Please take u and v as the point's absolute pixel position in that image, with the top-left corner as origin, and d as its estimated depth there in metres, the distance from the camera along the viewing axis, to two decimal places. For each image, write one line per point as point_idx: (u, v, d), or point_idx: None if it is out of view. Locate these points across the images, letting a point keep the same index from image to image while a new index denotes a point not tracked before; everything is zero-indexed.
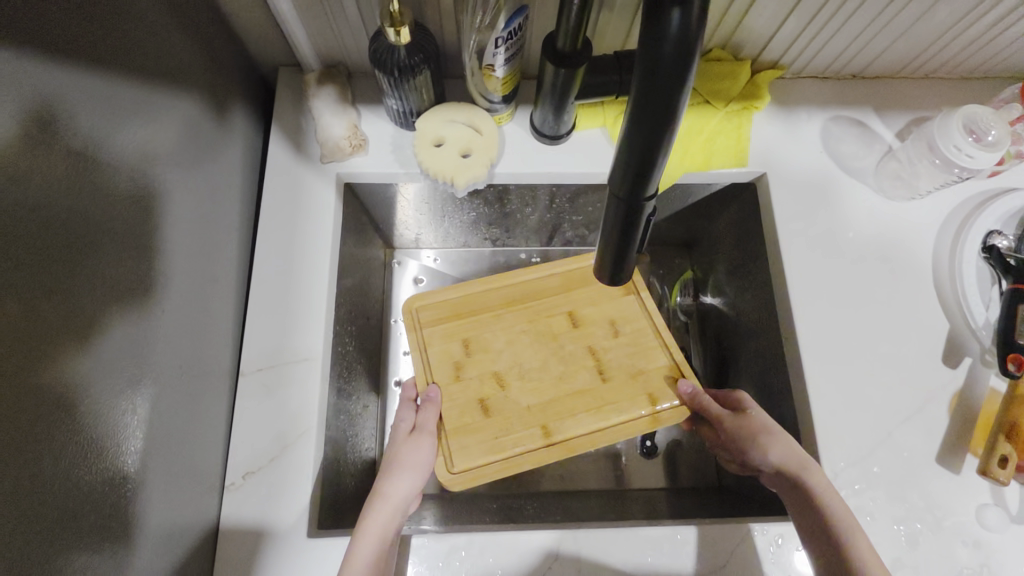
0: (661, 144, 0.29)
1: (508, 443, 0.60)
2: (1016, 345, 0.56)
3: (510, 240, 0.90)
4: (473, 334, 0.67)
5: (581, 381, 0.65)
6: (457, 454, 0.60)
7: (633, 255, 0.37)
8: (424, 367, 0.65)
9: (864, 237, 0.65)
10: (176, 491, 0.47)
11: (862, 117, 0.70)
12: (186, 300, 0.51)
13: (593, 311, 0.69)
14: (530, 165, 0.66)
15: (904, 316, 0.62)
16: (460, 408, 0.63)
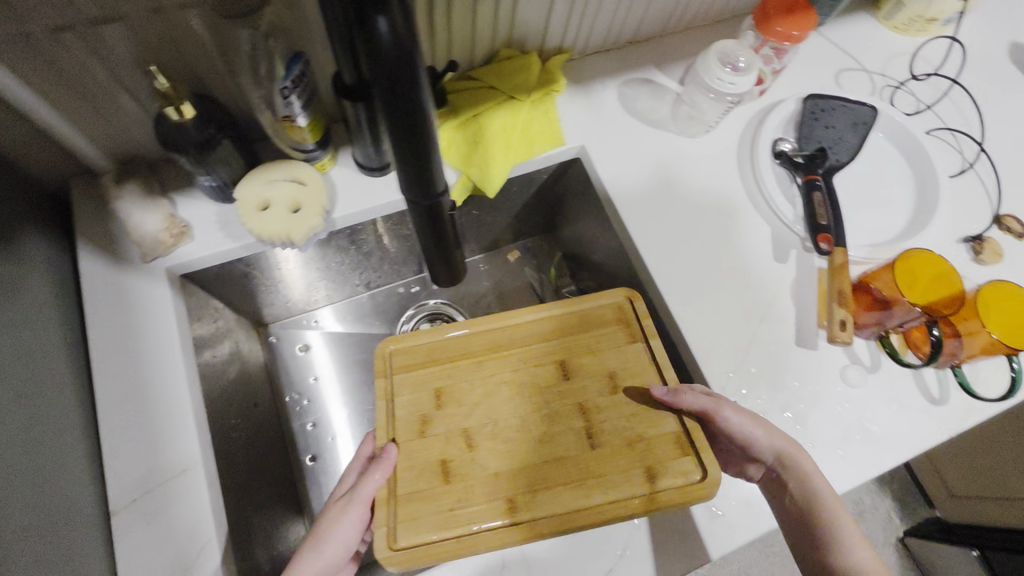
0: (428, 145, 0.31)
1: (463, 517, 0.50)
2: (821, 227, 0.65)
3: (383, 279, 0.91)
4: (448, 383, 0.58)
5: (563, 444, 0.54)
6: (404, 527, 0.49)
7: (454, 247, 0.39)
8: (386, 420, 0.56)
9: (682, 176, 0.72)
10: None
11: (648, 75, 0.78)
12: (17, 457, 0.45)
13: (587, 361, 0.59)
14: (367, 201, 0.66)
15: (733, 233, 0.70)
16: (419, 469, 0.53)
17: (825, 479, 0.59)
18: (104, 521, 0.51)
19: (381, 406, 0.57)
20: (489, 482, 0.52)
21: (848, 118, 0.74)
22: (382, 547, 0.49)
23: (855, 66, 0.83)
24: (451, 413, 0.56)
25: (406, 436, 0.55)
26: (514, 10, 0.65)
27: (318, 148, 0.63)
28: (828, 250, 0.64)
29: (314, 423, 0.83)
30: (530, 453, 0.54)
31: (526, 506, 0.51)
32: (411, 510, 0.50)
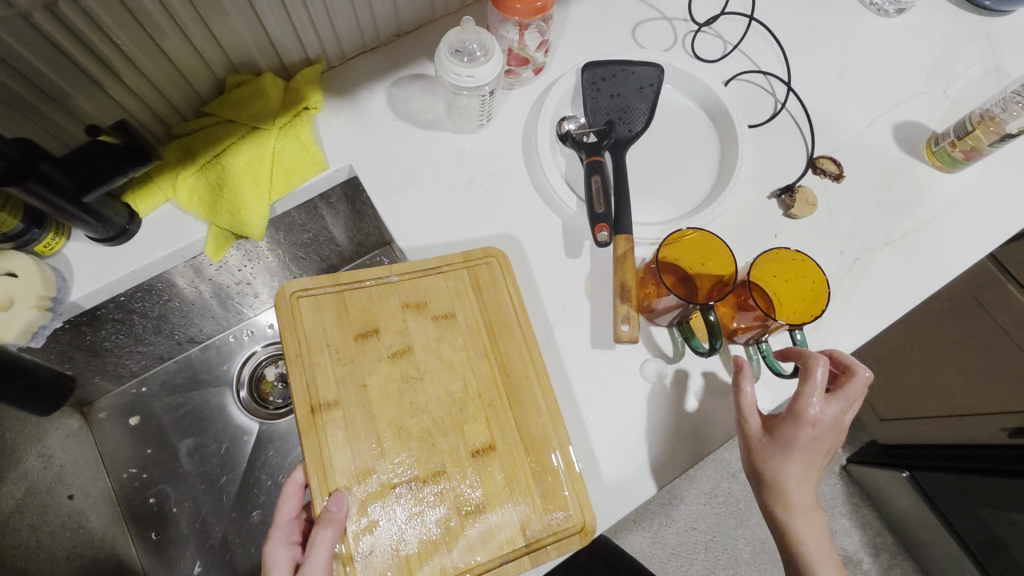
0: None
1: (306, 349, 0.51)
2: (598, 215, 0.59)
3: (209, 331, 0.86)
4: (455, 315, 0.55)
5: (394, 463, 0.49)
6: (312, 303, 0.52)
7: None
8: (427, 269, 0.56)
9: (463, 179, 0.66)
10: None
11: (420, 70, 0.71)
12: None
13: (498, 476, 0.51)
14: (108, 273, 0.61)
15: (520, 234, 0.64)
16: (367, 316, 0.53)
17: (624, 489, 0.56)
18: None
19: (429, 261, 0.56)
20: (351, 388, 0.51)
21: (631, 82, 0.67)
22: (302, 283, 0.52)
23: (653, 15, 0.74)
24: (431, 337, 0.54)
25: (400, 292, 0.55)
26: (212, 35, 0.57)
27: (29, 230, 0.56)
28: (608, 240, 0.59)
29: (155, 497, 0.80)
30: (383, 420, 0.50)
31: (320, 436, 0.48)
32: (325, 305, 0.52)
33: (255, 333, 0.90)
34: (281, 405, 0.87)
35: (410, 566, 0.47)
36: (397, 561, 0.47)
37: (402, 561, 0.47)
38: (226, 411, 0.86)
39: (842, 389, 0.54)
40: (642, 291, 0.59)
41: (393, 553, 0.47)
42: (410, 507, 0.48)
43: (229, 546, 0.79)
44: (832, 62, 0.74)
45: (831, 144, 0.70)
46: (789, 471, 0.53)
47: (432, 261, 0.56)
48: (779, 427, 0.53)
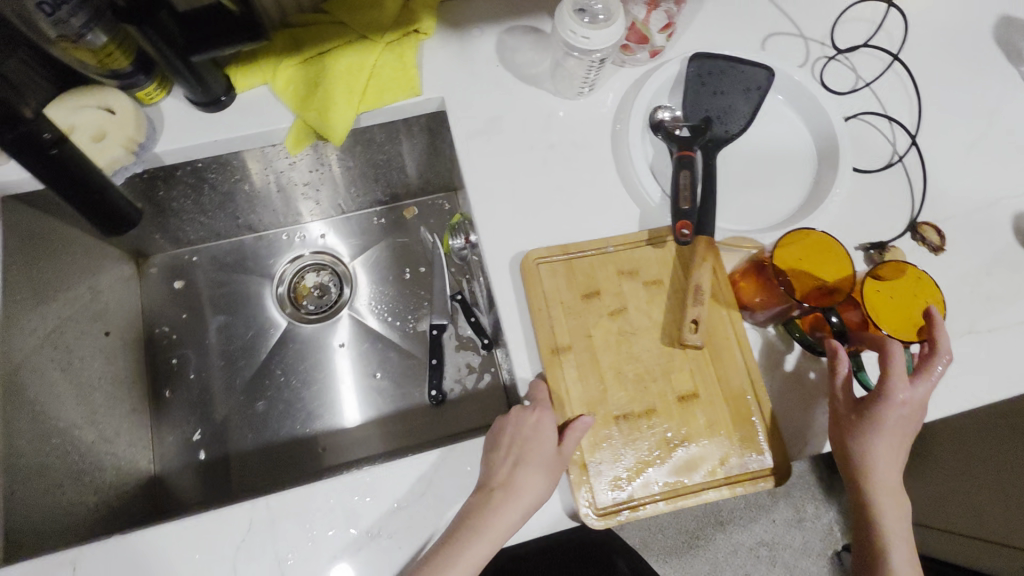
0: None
1: (541, 300, 0.55)
2: (682, 211, 0.56)
3: (268, 223, 0.89)
4: (666, 280, 0.58)
5: (614, 398, 0.53)
6: (549, 266, 0.57)
7: (116, 222, 0.56)
8: (642, 239, 0.59)
9: (548, 140, 0.65)
10: None
11: (538, 24, 0.69)
12: None
13: (703, 422, 0.52)
14: (195, 137, 0.63)
15: (589, 209, 0.62)
16: (592, 275, 0.57)
17: None
18: None
19: (643, 234, 0.59)
20: (580, 336, 0.55)
21: (738, 83, 0.65)
22: (539, 250, 0.57)
23: (790, 30, 0.70)
24: (647, 300, 0.57)
25: (616, 261, 0.58)
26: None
27: (137, 74, 0.59)
28: (688, 239, 0.56)
29: (177, 358, 0.84)
30: (606, 364, 0.54)
31: (555, 375, 0.53)
32: (558, 271, 0.57)
33: (309, 236, 0.93)
34: (311, 311, 0.89)
35: (631, 485, 0.50)
36: (618, 477, 0.50)
37: (627, 477, 0.50)
38: (261, 301, 0.89)
39: (925, 371, 0.51)
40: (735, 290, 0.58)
41: (620, 472, 0.50)
42: (627, 437, 0.51)
43: (229, 424, 0.82)
44: (969, 128, 0.68)
45: (942, 212, 0.64)
46: (881, 455, 0.51)
47: (645, 233, 0.59)
48: (871, 406, 0.50)
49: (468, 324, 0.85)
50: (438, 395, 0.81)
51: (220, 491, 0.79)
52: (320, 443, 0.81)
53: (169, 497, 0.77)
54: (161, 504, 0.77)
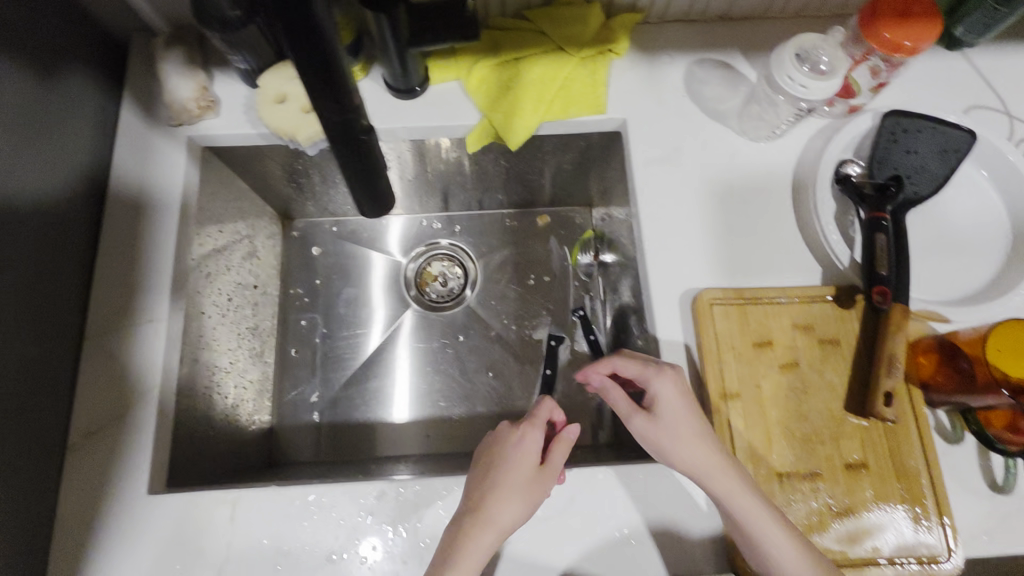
0: (335, 64, 0.34)
1: (713, 342, 0.56)
2: (879, 278, 0.55)
3: (408, 207, 0.92)
4: (842, 341, 0.57)
5: (778, 455, 0.53)
6: (723, 308, 0.58)
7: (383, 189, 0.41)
8: (821, 296, 0.59)
9: (726, 180, 0.64)
10: (9, 435, 0.49)
11: (728, 58, 0.68)
12: (23, 241, 0.53)
13: (868, 494, 0.52)
14: (385, 121, 0.66)
15: (758, 259, 0.62)
16: (766, 325, 0.57)
17: None
18: (73, 342, 0.57)
19: (822, 290, 0.59)
20: (748, 385, 0.55)
21: (933, 143, 0.61)
22: (714, 291, 0.58)
23: (997, 105, 0.67)
24: (820, 359, 0.57)
25: (791, 313, 0.58)
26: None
27: (347, 55, 0.62)
28: (883, 305, 0.55)
29: (304, 318, 0.87)
30: (774, 419, 0.54)
31: (723, 421, 0.54)
32: (731, 314, 0.58)
33: (442, 226, 0.94)
34: (432, 299, 0.90)
35: None
36: None
37: None
38: (387, 280, 0.91)
39: None
40: (913, 363, 0.56)
41: None
42: (790, 496, 0.52)
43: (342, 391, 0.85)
44: None
45: None
46: None
47: (826, 289, 0.59)
48: None
49: (586, 341, 0.85)
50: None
51: (325, 455, 0.81)
52: (423, 429, 0.83)
53: (281, 450, 0.81)
54: (273, 455, 0.81)
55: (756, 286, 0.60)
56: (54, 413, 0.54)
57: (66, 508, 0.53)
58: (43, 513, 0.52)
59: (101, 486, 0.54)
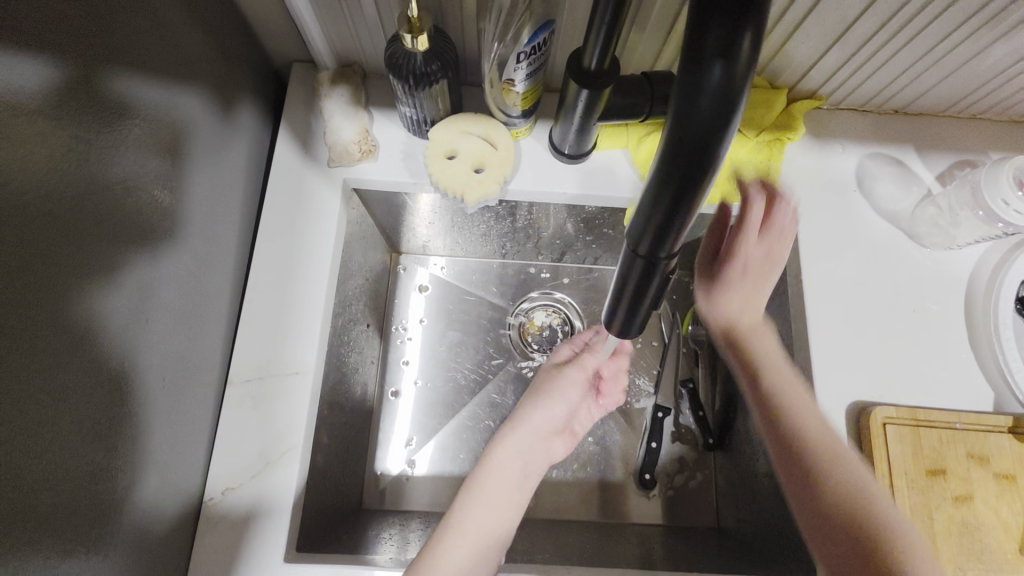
0: (706, 185, 0.25)
1: (887, 469, 0.54)
2: None
3: (520, 254, 0.90)
4: (1018, 477, 0.54)
5: None
6: (896, 431, 0.55)
7: (640, 323, 0.36)
8: (997, 426, 0.56)
9: (895, 285, 0.62)
10: (156, 484, 0.47)
11: (902, 155, 0.66)
12: (183, 281, 0.51)
13: None
14: (545, 184, 0.64)
15: (931, 372, 0.59)
16: (941, 453, 0.55)
17: None
18: (217, 385, 0.56)
19: (999, 418, 0.56)
20: (921, 516, 0.53)
21: None
22: (888, 411, 0.55)
23: None
24: (998, 495, 0.54)
25: (966, 441, 0.55)
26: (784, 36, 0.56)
27: (521, 117, 0.60)
28: None
29: (408, 361, 0.86)
30: (947, 558, 0.52)
31: None
32: (905, 437, 0.55)
33: (549, 276, 0.93)
34: (535, 350, 0.88)
35: None
36: None
37: None
38: (489, 326, 0.89)
39: None
40: None
41: None
42: None
43: (437, 437, 0.82)
44: None
45: None
46: None
47: (1003, 419, 0.56)
48: None
49: (693, 416, 0.83)
50: (649, 480, 0.79)
51: (417, 505, 0.79)
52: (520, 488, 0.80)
53: (374, 494, 0.79)
54: (364, 500, 0.78)
55: (927, 407, 0.57)
56: (198, 459, 0.53)
57: (198, 563, 0.51)
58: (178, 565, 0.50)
59: (237, 543, 0.52)
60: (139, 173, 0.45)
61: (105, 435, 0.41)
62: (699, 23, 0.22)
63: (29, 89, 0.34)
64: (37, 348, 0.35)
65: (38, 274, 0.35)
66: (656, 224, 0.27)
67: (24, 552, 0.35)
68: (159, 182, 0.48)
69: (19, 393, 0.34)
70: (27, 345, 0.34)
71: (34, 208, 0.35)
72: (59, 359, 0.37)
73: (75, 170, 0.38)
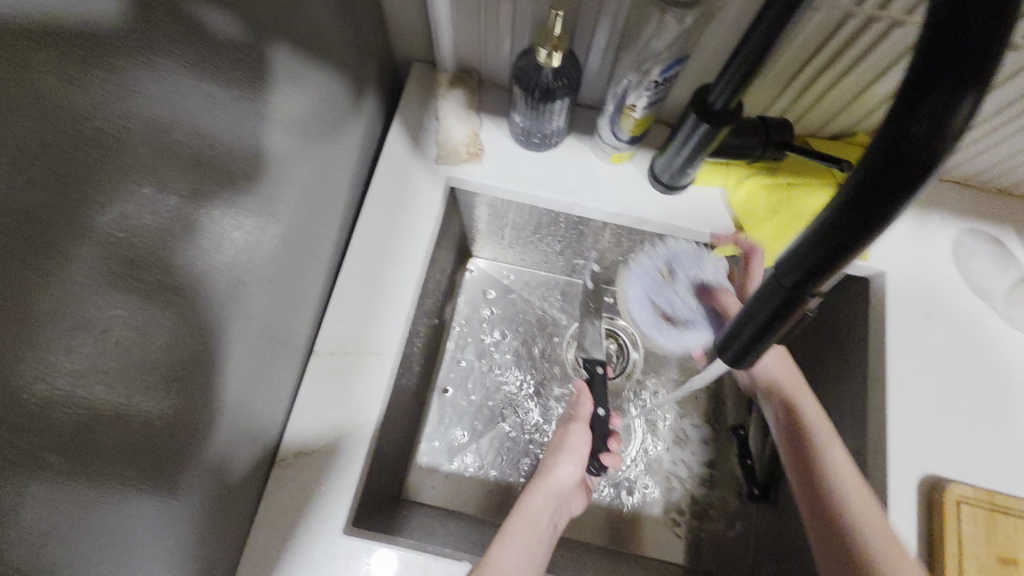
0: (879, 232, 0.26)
1: (959, 549, 0.52)
2: None
3: (587, 275, 0.91)
4: None
5: None
6: (971, 511, 0.53)
7: (755, 354, 0.37)
8: None
9: (982, 363, 0.60)
10: (242, 435, 0.49)
11: (1002, 235, 0.65)
12: (289, 249, 0.53)
13: None
14: (639, 209, 0.65)
15: (1010, 458, 0.57)
16: (1016, 543, 0.53)
17: None
18: (302, 353, 0.58)
19: None
20: None
21: None
22: (965, 489, 0.54)
23: None
24: None
25: None
26: (875, 108, 0.58)
27: (630, 142, 0.62)
28: None
29: (462, 362, 0.87)
30: None
31: None
32: (980, 519, 0.53)
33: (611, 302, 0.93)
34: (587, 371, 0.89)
35: None
36: None
37: None
38: (546, 340, 0.90)
39: None
40: None
41: None
42: None
43: (482, 440, 0.83)
44: None
45: None
46: None
47: None
48: None
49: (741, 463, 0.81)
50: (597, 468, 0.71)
51: (454, 505, 0.79)
52: None
53: (413, 486, 0.80)
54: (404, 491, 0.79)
55: (1005, 493, 0.55)
56: (275, 421, 0.54)
57: (262, 517, 0.53)
58: (243, 518, 0.51)
59: (300, 506, 0.53)
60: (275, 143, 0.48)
61: (211, 382, 0.43)
62: (920, 77, 0.23)
63: (196, 58, 0.38)
64: (173, 288, 0.38)
65: (180, 219, 0.38)
66: (815, 260, 0.28)
67: (129, 478, 0.36)
68: (282, 152, 0.50)
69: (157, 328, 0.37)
70: (171, 283, 0.37)
71: (182, 158, 0.37)
72: (187, 302, 0.39)
73: (220, 132, 0.41)
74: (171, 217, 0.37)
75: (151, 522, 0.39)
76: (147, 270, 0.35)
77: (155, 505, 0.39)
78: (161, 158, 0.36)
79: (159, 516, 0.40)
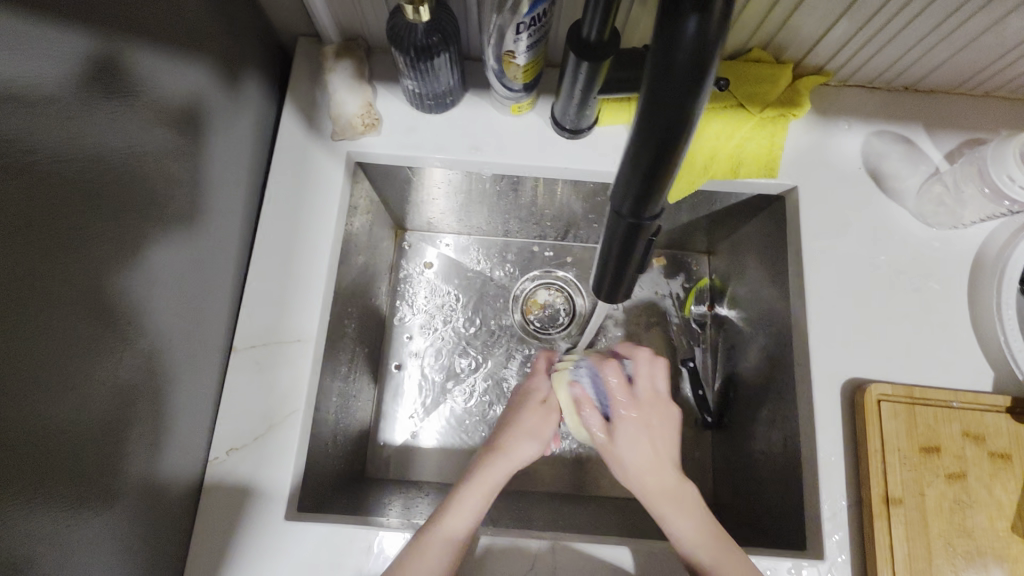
0: (683, 145, 0.26)
1: (880, 445, 0.54)
2: None
3: (524, 232, 0.91)
4: (1013, 455, 0.54)
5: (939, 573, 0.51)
6: (891, 408, 0.55)
7: (626, 286, 0.37)
8: (993, 405, 0.55)
9: (897, 264, 0.61)
10: (166, 440, 0.49)
11: (910, 133, 0.65)
12: (190, 249, 0.53)
13: None
14: (546, 158, 0.64)
15: (929, 351, 0.58)
16: (936, 430, 0.55)
17: None
18: (221, 351, 0.58)
19: (997, 397, 0.55)
20: (913, 493, 0.53)
21: None
22: (885, 388, 0.55)
23: None
24: (990, 473, 0.54)
25: (961, 419, 0.55)
26: (763, 20, 0.57)
27: (524, 90, 0.60)
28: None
29: (411, 337, 0.88)
30: (936, 532, 0.52)
31: (884, 530, 0.52)
32: (900, 414, 0.55)
33: (553, 256, 0.93)
34: (535, 328, 0.89)
35: None
36: None
37: None
38: (492, 303, 0.90)
39: None
40: None
41: None
42: None
43: (439, 410, 0.84)
44: None
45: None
46: None
47: (1001, 399, 0.55)
48: None
49: (694, 394, 0.82)
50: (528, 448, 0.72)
51: (418, 475, 0.81)
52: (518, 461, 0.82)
53: (377, 463, 0.81)
54: (368, 469, 0.80)
55: (925, 385, 0.57)
56: (203, 421, 0.55)
57: (205, 514, 0.54)
58: (185, 518, 0.52)
59: (243, 498, 0.54)
60: (158, 145, 0.47)
61: (121, 398, 0.44)
62: None
63: (50, 73, 0.36)
64: (64, 311, 0.37)
65: (52, 253, 0.36)
66: (637, 183, 0.28)
67: (42, 501, 0.36)
68: (167, 156, 0.49)
69: (54, 354, 0.36)
70: (62, 306, 0.37)
71: (58, 180, 0.37)
72: (74, 336, 0.38)
73: (99, 143, 0.40)
74: (44, 252, 0.36)
75: (75, 541, 0.40)
76: (37, 299, 0.35)
77: (75, 521, 0.39)
78: (41, 183, 0.35)
79: (81, 531, 0.40)
